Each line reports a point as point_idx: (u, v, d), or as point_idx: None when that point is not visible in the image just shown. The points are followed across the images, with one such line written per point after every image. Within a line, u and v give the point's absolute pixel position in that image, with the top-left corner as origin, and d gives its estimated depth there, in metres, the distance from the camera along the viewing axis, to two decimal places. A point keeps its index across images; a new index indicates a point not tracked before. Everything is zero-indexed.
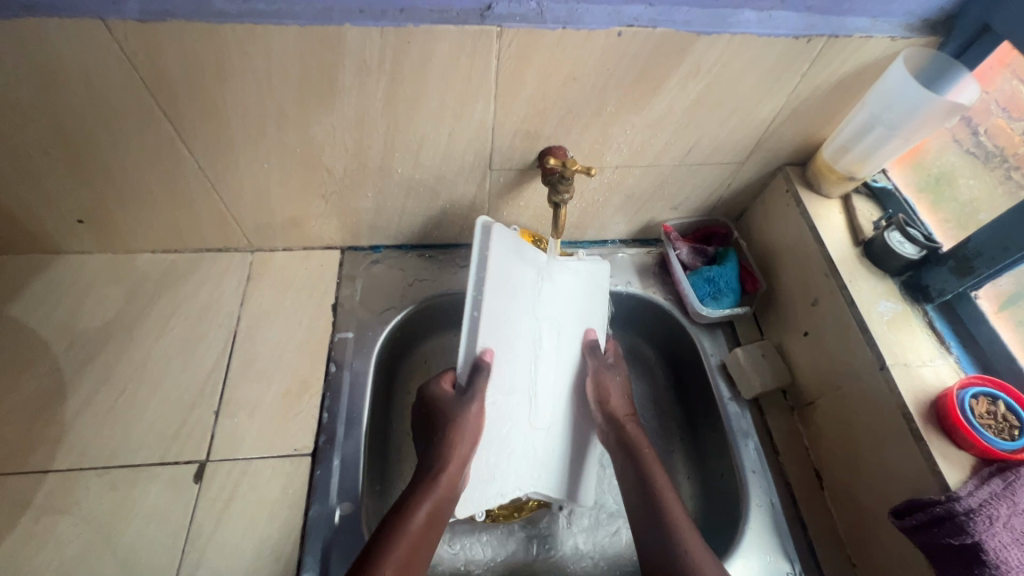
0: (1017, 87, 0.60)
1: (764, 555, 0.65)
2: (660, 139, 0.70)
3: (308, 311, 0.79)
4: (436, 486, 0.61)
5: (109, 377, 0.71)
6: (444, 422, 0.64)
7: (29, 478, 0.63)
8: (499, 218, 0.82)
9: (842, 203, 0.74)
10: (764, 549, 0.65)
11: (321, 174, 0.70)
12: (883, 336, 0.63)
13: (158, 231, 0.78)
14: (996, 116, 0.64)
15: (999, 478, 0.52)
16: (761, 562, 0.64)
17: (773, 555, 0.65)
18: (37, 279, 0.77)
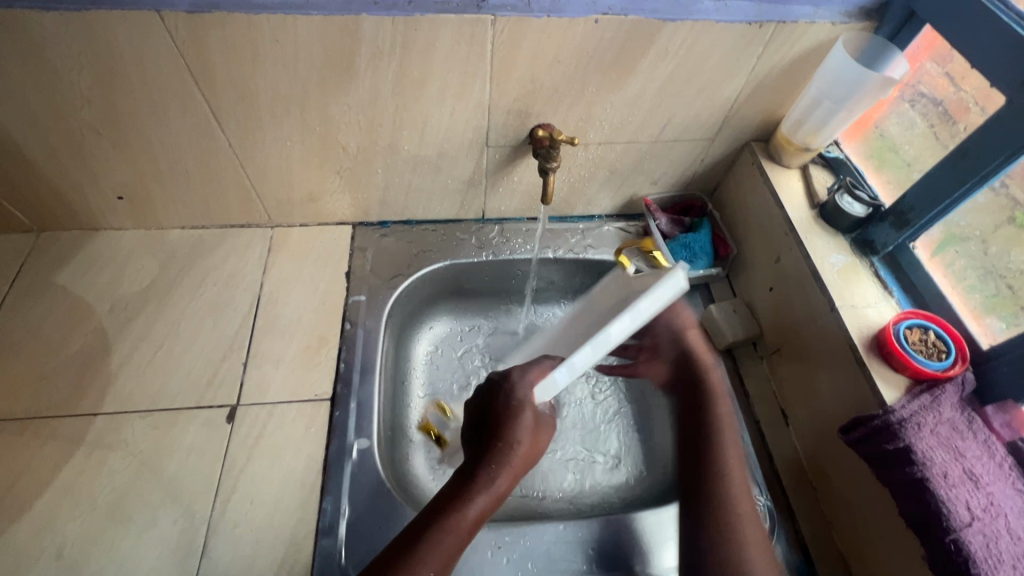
0: (936, 70, 0.71)
1: None
2: (637, 116, 0.80)
3: (324, 278, 0.88)
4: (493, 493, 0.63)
5: (148, 335, 0.79)
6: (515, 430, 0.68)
7: (81, 419, 0.71)
8: (495, 193, 0.91)
9: (800, 172, 0.84)
10: None
11: (337, 151, 0.79)
12: (833, 282, 0.72)
13: (189, 207, 0.86)
14: (922, 94, 0.74)
15: (927, 393, 0.60)
16: None
17: None
18: (80, 251, 0.86)
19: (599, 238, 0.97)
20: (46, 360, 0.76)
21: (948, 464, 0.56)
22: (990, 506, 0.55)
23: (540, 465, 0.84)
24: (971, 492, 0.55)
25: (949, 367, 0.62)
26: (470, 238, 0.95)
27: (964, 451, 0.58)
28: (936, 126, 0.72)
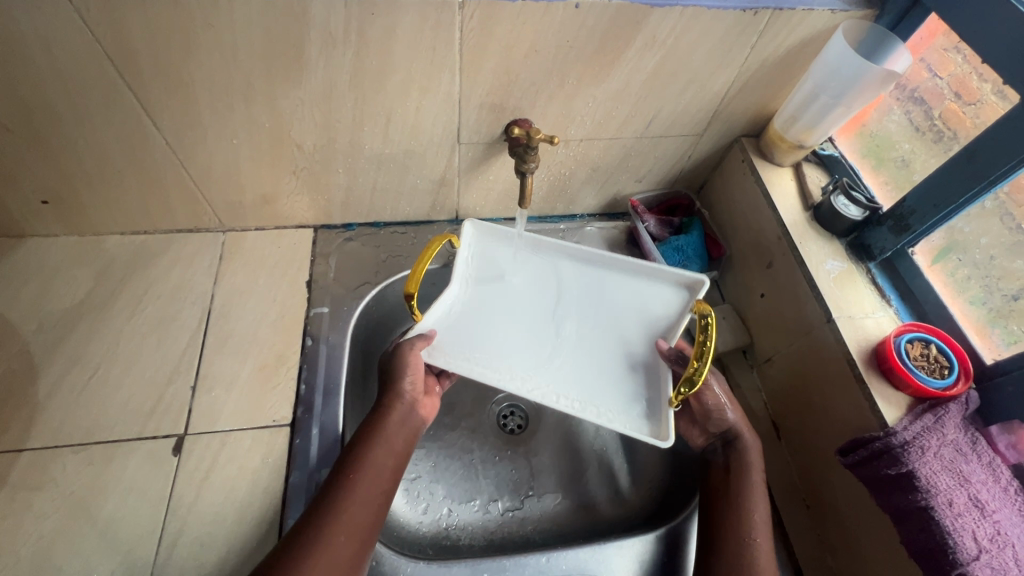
0: (944, 56, 0.66)
1: None
2: (622, 111, 0.73)
3: (283, 288, 0.80)
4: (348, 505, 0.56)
5: (81, 356, 0.71)
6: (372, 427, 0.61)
7: (2, 457, 0.63)
8: (470, 192, 0.84)
9: (793, 171, 0.79)
10: None
11: (291, 150, 0.71)
12: (830, 291, 0.67)
13: (127, 211, 0.77)
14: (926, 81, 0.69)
15: (930, 413, 0.57)
16: None
17: None
18: (2, 262, 0.76)
19: (581, 240, 0.91)
20: None
21: (953, 491, 0.53)
22: (997, 535, 0.52)
23: (527, 484, 0.81)
24: (977, 521, 0.52)
25: (951, 385, 0.59)
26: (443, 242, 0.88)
27: (969, 476, 0.54)
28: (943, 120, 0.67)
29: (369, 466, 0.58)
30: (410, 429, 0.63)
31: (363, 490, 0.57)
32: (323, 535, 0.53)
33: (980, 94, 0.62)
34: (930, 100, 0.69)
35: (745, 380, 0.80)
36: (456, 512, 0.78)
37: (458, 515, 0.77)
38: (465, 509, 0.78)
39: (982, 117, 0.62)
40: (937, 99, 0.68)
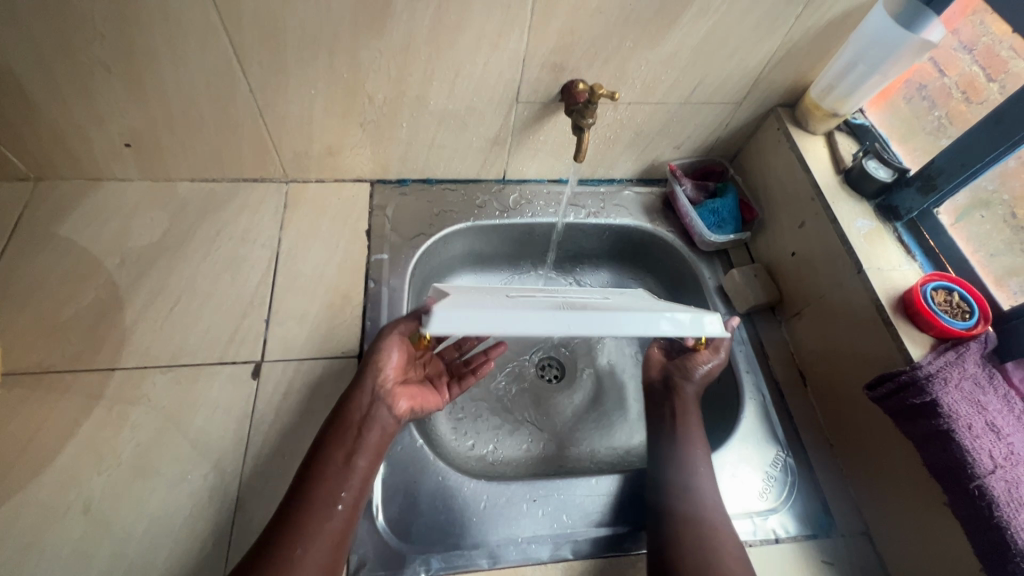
0: (955, 52, 0.74)
1: (756, 438, 0.74)
2: (671, 76, 0.79)
3: (345, 236, 0.85)
4: (318, 491, 0.58)
5: (163, 289, 0.76)
6: (337, 420, 0.62)
7: (98, 374, 0.68)
8: (519, 152, 0.89)
9: (826, 139, 0.84)
10: (756, 434, 0.75)
11: (363, 102, 0.76)
12: (860, 246, 0.73)
13: (200, 157, 0.82)
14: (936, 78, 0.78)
15: (952, 350, 0.63)
16: (754, 442, 0.74)
17: (762, 437, 0.74)
18: (84, 201, 0.81)
19: (619, 202, 0.97)
20: (55, 313, 0.72)
21: (972, 416, 0.59)
22: (1011, 455, 0.58)
23: (562, 428, 0.86)
24: (993, 442, 0.58)
25: (972, 327, 0.65)
26: (490, 201, 0.93)
27: (986, 405, 0.60)
28: (950, 111, 0.76)
29: (333, 459, 0.60)
30: (373, 418, 0.62)
31: (329, 482, 0.59)
32: (292, 530, 0.56)
33: (984, 96, 0.71)
34: (938, 95, 0.77)
35: (773, 333, 0.85)
36: (499, 449, 0.83)
37: (501, 452, 0.82)
38: (508, 447, 0.83)
39: (985, 113, 0.70)
40: (945, 94, 0.76)
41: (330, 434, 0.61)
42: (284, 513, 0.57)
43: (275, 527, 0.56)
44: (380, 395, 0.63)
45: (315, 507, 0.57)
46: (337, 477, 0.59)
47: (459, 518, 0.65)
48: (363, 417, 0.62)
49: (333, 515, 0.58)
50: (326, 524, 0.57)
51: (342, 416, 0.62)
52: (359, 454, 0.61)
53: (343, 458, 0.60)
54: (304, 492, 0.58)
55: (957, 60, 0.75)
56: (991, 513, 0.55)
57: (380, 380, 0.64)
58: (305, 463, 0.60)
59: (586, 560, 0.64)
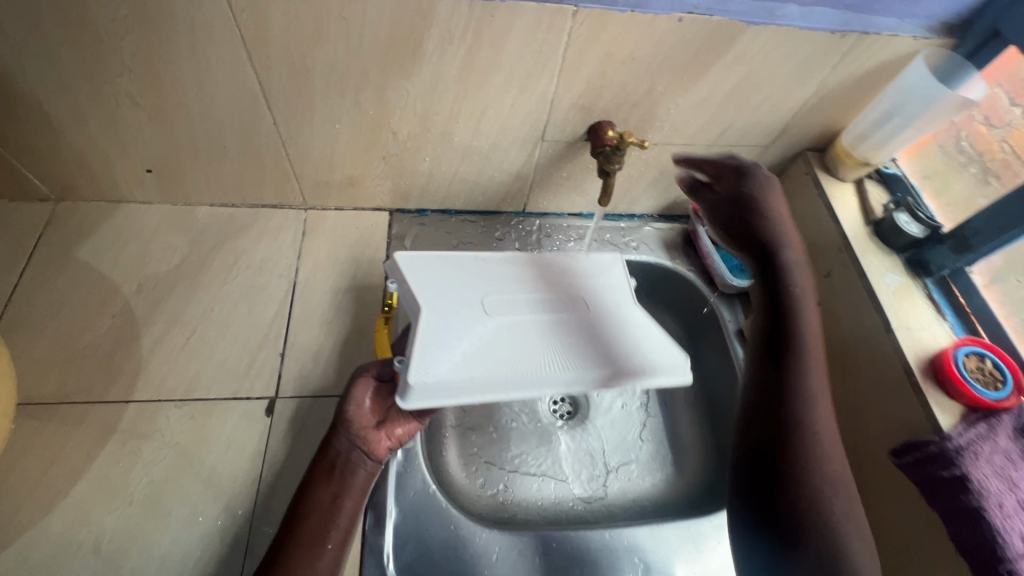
0: (999, 98, 0.72)
1: None
2: (700, 120, 0.77)
3: (362, 267, 0.84)
4: (298, 533, 0.57)
5: (179, 318, 0.76)
6: (318, 469, 0.61)
7: (112, 406, 0.68)
8: (541, 187, 0.88)
9: (855, 186, 0.83)
10: None
11: (387, 137, 0.75)
12: (890, 303, 0.72)
13: (221, 183, 0.81)
14: (977, 124, 0.76)
15: (984, 422, 0.61)
16: None
17: None
18: (104, 224, 0.81)
19: (640, 239, 0.95)
20: (72, 341, 0.72)
21: (1003, 494, 0.57)
22: None
23: (574, 469, 0.85)
24: None
25: (1004, 398, 0.63)
26: (509, 233, 0.92)
27: (1018, 482, 0.58)
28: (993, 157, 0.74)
29: (316, 501, 0.59)
30: (351, 462, 0.61)
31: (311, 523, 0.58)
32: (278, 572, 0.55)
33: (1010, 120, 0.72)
34: (979, 141, 0.76)
35: None
36: (510, 489, 0.82)
37: (512, 492, 0.81)
38: (520, 487, 0.82)
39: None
40: (987, 140, 0.75)
41: (312, 484, 0.60)
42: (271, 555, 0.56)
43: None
44: (356, 440, 0.62)
45: (299, 548, 0.56)
46: (322, 526, 0.58)
47: (471, 570, 0.64)
48: (345, 463, 0.61)
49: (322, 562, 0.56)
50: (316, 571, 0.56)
51: (320, 465, 0.61)
52: (342, 496, 0.60)
53: (327, 502, 0.59)
54: (286, 537, 0.57)
55: (1001, 107, 0.73)
56: None
57: (355, 428, 0.62)
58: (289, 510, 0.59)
59: None
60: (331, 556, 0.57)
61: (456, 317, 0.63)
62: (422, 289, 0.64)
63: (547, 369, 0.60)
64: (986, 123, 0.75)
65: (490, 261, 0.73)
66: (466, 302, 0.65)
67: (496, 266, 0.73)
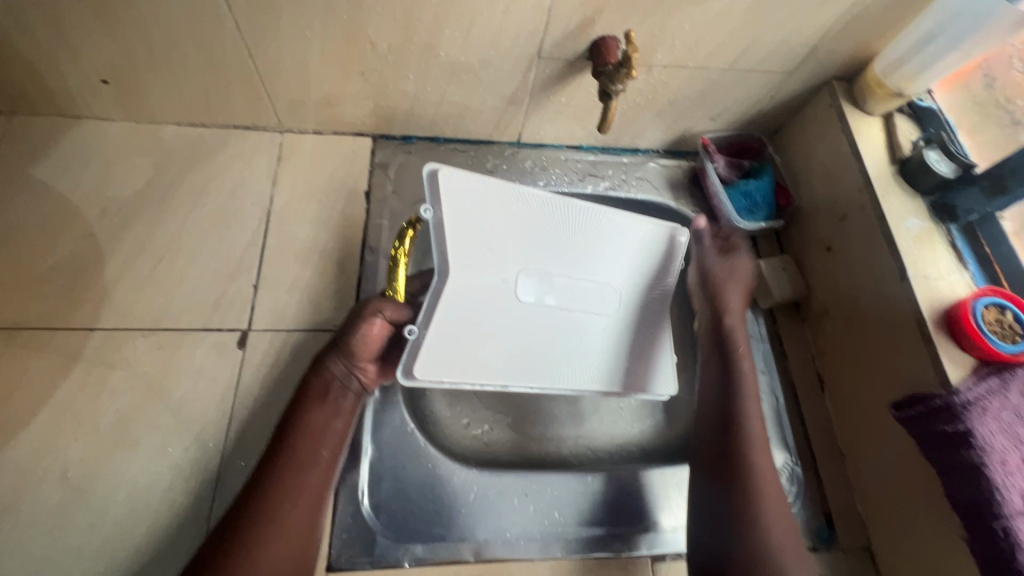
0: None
1: None
2: (716, 37, 0.69)
3: (342, 196, 0.79)
4: (289, 459, 0.55)
5: (146, 245, 0.71)
6: (310, 388, 0.58)
7: (76, 334, 0.65)
8: (538, 113, 0.81)
9: (883, 121, 0.75)
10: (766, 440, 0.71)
11: (365, 49, 0.68)
12: (908, 249, 0.66)
13: (186, 100, 0.74)
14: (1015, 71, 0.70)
15: (996, 376, 0.57)
16: None
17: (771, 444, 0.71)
18: (62, 141, 0.75)
19: (642, 176, 0.89)
20: (32, 264, 0.68)
21: (1008, 451, 0.54)
22: None
23: (562, 412, 0.83)
24: None
25: (1021, 352, 0.59)
26: (502, 165, 0.85)
27: None
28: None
29: (310, 424, 0.57)
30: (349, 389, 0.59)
31: (303, 446, 0.56)
32: (270, 495, 0.53)
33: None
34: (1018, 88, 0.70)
35: (795, 332, 0.80)
36: (493, 432, 0.79)
37: (496, 435, 0.79)
38: (504, 430, 0.80)
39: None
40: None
41: (306, 406, 0.57)
42: (255, 480, 0.54)
43: (250, 490, 0.53)
44: (353, 369, 0.60)
45: (290, 473, 0.54)
46: (313, 449, 0.56)
47: (447, 509, 0.62)
48: (339, 391, 0.59)
49: (311, 484, 0.55)
50: (305, 490, 0.54)
51: (313, 388, 0.58)
52: (335, 420, 0.58)
53: (319, 424, 0.57)
54: (276, 461, 0.54)
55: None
56: (1012, 556, 0.51)
57: (354, 357, 0.59)
58: (278, 428, 0.57)
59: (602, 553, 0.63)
60: (321, 477, 0.56)
61: (474, 277, 0.62)
62: (456, 234, 0.60)
63: (533, 363, 0.66)
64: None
65: (535, 201, 0.66)
66: (491, 257, 0.64)
67: (550, 216, 0.67)
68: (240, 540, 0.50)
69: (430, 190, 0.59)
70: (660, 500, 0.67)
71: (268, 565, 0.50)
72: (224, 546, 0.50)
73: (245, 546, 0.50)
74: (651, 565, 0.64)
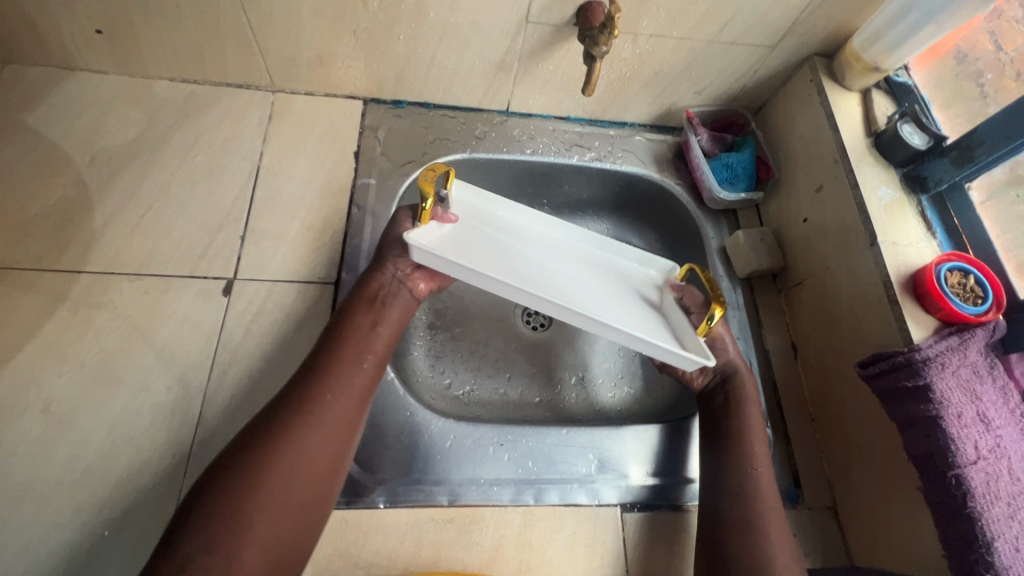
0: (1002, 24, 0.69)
1: None
2: (701, 6, 0.70)
3: (331, 155, 0.80)
4: (336, 374, 0.56)
5: (134, 193, 0.72)
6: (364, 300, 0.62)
7: (63, 276, 0.66)
8: (525, 82, 0.83)
9: (861, 96, 0.78)
10: None
11: (356, 6, 0.69)
12: (878, 217, 0.68)
13: (180, 54, 0.75)
14: (995, 55, 0.70)
15: (956, 335, 0.59)
16: None
17: None
18: (54, 92, 0.76)
19: (629, 148, 0.90)
20: (21, 208, 0.69)
21: (963, 405, 0.56)
22: (996, 447, 0.55)
23: (542, 375, 0.84)
24: (980, 433, 0.56)
25: (983, 313, 0.61)
26: (490, 133, 0.87)
27: (981, 394, 0.57)
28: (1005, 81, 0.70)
29: (358, 326, 0.60)
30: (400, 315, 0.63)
31: (347, 372, 0.57)
32: (310, 411, 0.53)
33: (1019, 45, 0.68)
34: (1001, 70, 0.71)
35: (771, 301, 0.82)
36: (475, 392, 0.81)
37: (478, 395, 0.81)
38: (487, 392, 0.82)
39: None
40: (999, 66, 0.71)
41: (338, 336, 0.59)
42: (303, 380, 0.56)
43: (271, 410, 0.54)
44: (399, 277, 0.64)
45: (334, 385, 0.55)
46: (343, 380, 0.56)
47: (424, 453, 0.64)
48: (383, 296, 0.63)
49: (332, 409, 0.54)
50: (332, 412, 0.54)
51: (352, 310, 0.61)
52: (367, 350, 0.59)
53: (354, 355, 0.58)
54: (317, 368, 0.56)
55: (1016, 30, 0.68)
56: (963, 502, 0.53)
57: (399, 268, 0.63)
58: (317, 349, 0.59)
59: (573, 506, 0.64)
60: (342, 408, 0.55)
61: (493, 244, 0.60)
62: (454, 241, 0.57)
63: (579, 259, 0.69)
64: (1000, 52, 0.70)
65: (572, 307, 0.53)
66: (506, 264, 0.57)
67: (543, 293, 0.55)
68: (260, 459, 0.50)
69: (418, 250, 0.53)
70: (676, 451, 0.69)
71: (286, 486, 0.50)
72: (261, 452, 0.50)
73: (264, 461, 0.50)
74: (619, 514, 0.65)
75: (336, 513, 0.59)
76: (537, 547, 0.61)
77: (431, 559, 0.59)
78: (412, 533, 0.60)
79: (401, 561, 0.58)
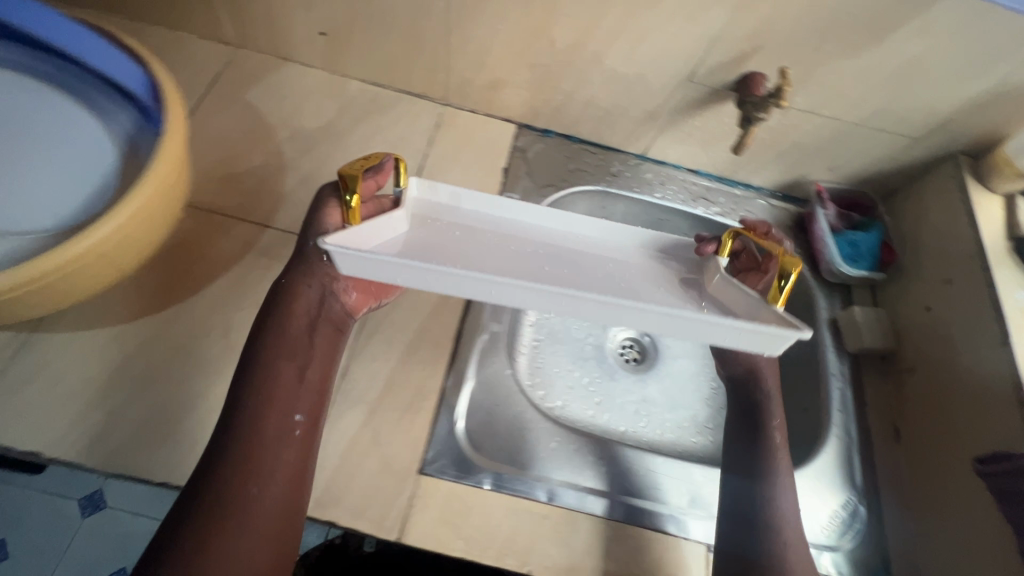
0: None
1: (818, 480, 0.73)
2: (857, 91, 0.75)
3: (484, 167, 0.89)
4: (256, 451, 0.55)
5: (318, 170, 0.84)
6: (272, 336, 0.60)
7: (253, 227, 0.77)
8: (668, 133, 0.89)
9: (1004, 200, 0.79)
10: (817, 476, 0.73)
11: (543, 44, 0.79)
12: (1014, 316, 0.69)
13: (378, 62, 0.88)
14: None
15: None
16: (815, 481, 0.73)
17: (827, 485, 0.73)
18: (270, 75, 0.90)
19: (751, 209, 0.95)
20: (230, 165, 0.81)
21: None
22: None
23: (629, 404, 0.89)
24: None
25: None
26: (626, 173, 0.94)
27: None
28: None
29: (283, 382, 0.58)
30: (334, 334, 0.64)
31: (266, 446, 0.55)
32: (235, 492, 0.53)
33: None
34: None
35: (875, 381, 0.82)
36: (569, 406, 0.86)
37: (570, 409, 0.86)
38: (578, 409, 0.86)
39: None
40: None
41: (256, 392, 0.57)
42: (220, 454, 0.54)
43: (194, 493, 0.53)
44: (329, 291, 0.63)
45: (257, 464, 0.54)
46: (269, 459, 0.55)
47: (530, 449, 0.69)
48: (314, 316, 0.62)
49: (256, 489, 0.53)
50: (257, 491, 0.53)
51: (276, 356, 0.59)
52: (295, 410, 0.58)
53: (279, 424, 0.56)
54: (234, 439, 0.55)
55: None
56: None
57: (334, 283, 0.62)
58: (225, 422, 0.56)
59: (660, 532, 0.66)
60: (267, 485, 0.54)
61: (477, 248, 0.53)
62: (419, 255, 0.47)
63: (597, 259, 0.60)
64: None
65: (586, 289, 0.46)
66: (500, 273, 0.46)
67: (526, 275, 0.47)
68: (198, 543, 0.50)
69: (341, 252, 0.41)
70: None
71: (226, 557, 0.50)
72: (194, 538, 0.50)
73: (204, 544, 0.50)
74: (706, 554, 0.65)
75: (447, 483, 0.64)
76: (620, 563, 0.63)
77: (523, 549, 0.62)
78: (510, 520, 0.64)
79: (498, 543, 0.62)
